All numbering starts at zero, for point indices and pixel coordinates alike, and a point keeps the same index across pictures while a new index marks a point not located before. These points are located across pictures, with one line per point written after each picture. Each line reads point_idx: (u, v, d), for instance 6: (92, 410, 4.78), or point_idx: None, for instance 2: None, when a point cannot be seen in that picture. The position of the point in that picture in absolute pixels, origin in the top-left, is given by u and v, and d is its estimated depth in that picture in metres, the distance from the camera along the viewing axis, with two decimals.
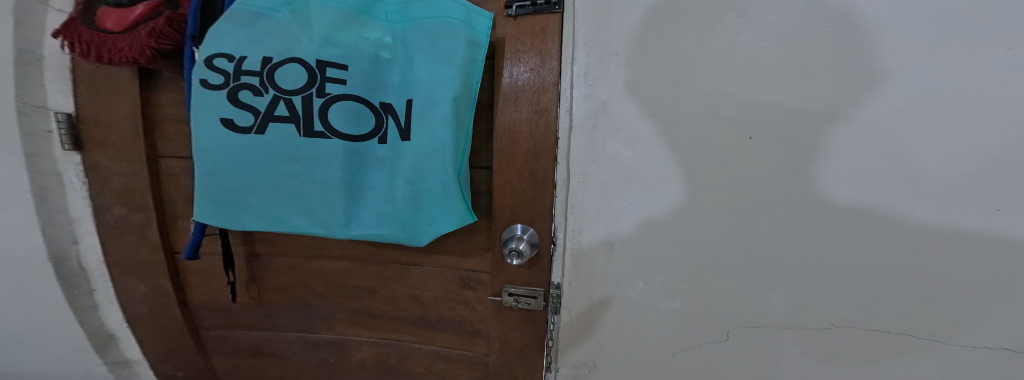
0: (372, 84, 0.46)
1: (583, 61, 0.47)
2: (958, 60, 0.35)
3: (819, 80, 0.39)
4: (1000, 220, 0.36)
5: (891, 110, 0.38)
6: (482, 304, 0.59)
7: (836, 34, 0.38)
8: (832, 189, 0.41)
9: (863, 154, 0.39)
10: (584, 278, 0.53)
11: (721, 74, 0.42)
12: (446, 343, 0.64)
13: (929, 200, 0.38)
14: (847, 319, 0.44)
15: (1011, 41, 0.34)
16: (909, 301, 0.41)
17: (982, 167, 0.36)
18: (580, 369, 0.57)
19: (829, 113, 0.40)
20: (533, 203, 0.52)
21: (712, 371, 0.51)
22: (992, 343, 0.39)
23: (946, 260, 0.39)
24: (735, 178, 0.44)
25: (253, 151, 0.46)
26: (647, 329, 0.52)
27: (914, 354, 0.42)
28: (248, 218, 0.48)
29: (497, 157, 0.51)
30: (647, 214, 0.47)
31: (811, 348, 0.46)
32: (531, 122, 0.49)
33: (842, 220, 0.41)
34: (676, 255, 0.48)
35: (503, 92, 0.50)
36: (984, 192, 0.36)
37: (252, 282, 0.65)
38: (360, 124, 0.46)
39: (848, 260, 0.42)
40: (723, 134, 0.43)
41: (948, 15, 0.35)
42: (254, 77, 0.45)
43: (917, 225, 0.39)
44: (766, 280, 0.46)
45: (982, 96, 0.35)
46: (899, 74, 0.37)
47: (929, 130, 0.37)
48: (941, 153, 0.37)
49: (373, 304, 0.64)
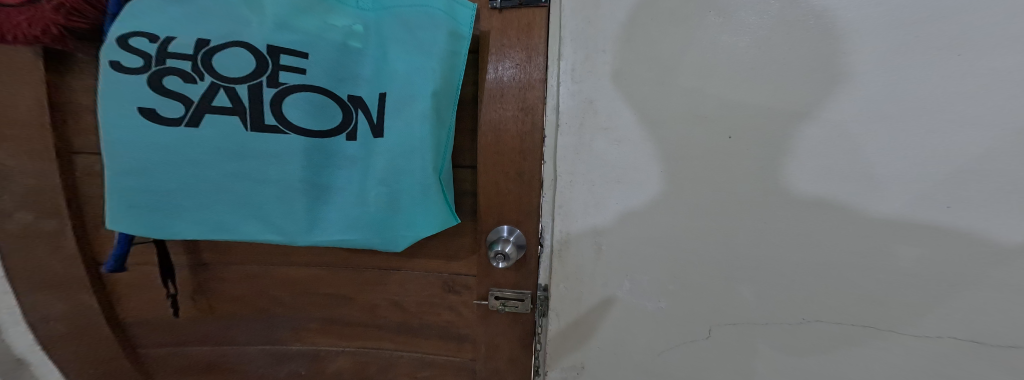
0: (339, 75, 0.44)
1: (570, 57, 0.46)
2: (920, 63, 0.36)
3: (794, 79, 0.40)
4: (953, 216, 0.38)
5: (851, 106, 0.39)
6: (467, 308, 0.59)
7: (801, 40, 0.39)
8: (789, 187, 0.42)
9: (830, 153, 0.40)
10: (571, 279, 0.52)
11: (702, 74, 0.42)
12: (431, 350, 0.62)
13: (890, 199, 0.39)
14: (821, 313, 0.44)
15: (968, 45, 0.35)
16: (881, 296, 0.42)
17: (943, 169, 0.37)
18: (569, 371, 0.56)
19: (790, 110, 0.40)
20: (520, 204, 0.51)
21: (698, 368, 0.51)
22: (945, 332, 0.41)
23: (905, 256, 0.40)
24: (717, 178, 0.44)
25: (186, 146, 0.43)
26: (636, 329, 0.51)
27: (881, 346, 0.43)
28: (183, 225, 0.45)
29: (483, 156, 0.50)
30: (625, 207, 0.47)
31: (788, 345, 0.47)
32: (518, 120, 0.49)
33: (812, 214, 0.42)
34: (661, 253, 0.48)
35: (489, 89, 0.49)
36: (943, 189, 0.38)
37: (197, 294, 0.62)
38: (323, 118, 0.44)
39: (819, 256, 0.43)
40: (707, 133, 0.43)
41: (916, 18, 0.36)
42: (186, 62, 0.41)
43: (880, 218, 0.40)
44: (730, 275, 0.46)
45: (943, 97, 0.36)
46: (862, 72, 0.38)
47: (897, 130, 0.38)
48: (910, 154, 0.38)
49: (350, 311, 0.62)
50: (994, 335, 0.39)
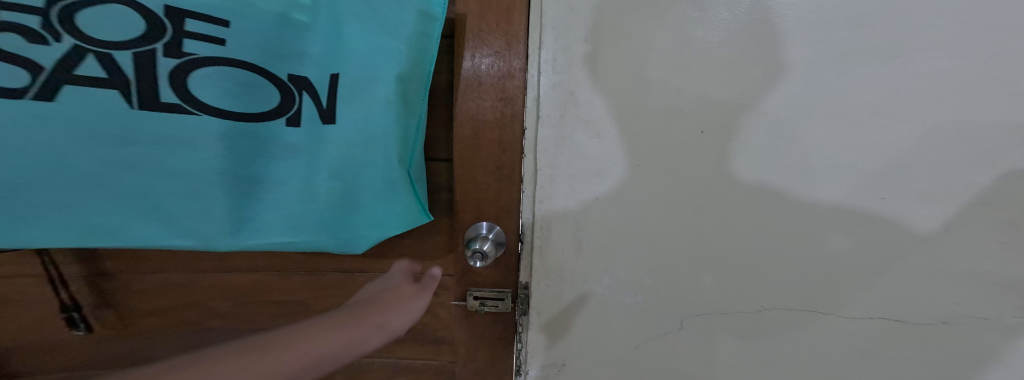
0: (277, 52, 0.37)
1: (551, 45, 0.45)
2: (863, 64, 0.37)
3: (760, 75, 0.40)
4: (886, 207, 0.40)
5: (788, 98, 0.40)
6: (444, 309, 0.58)
7: (767, 37, 0.39)
8: (735, 169, 0.43)
9: (761, 148, 0.42)
10: (552, 277, 0.51)
11: (677, 67, 0.42)
12: (406, 354, 0.62)
13: (822, 189, 0.41)
14: (775, 300, 0.46)
15: (901, 51, 0.36)
16: (827, 282, 0.44)
17: (878, 162, 0.39)
18: (550, 369, 0.55)
19: (732, 104, 0.41)
20: (499, 199, 0.50)
21: (673, 361, 0.51)
22: (873, 312, 0.43)
23: (834, 243, 0.42)
24: (680, 175, 0.44)
25: (26, 125, 0.30)
26: (615, 324, 0.51)
27: (812, 327, 0.46)
28: (40, 230, 0.34)
29: (460, 149, 0.49)
30: (593, 196, 0.47)
31: (738, 332, 0.48)
32: (497, 111, 0.48)
33: (747, 200, 0.44)
34: (638, 247, 0.48)
35: (464, 78, 0.47)
36: (876, 183, 0.39)
37: (100, 308, 0.56)
38: (252, 99, 0.37)
39: (784, 247, 0.44)
40: (682, 127, 0.43)
41: (863, 18, 0.36)
42: (31, 15, 0.29)
43: (829, 207, 0.41)
44: (700, 264, 0.47)
45: (880, 92, 0.37)
46: (808, 68, 0.39)
47: (832, 127, 0.39)
48: (868, 148, 0.39)
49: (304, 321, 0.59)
50: (919, 313, 0.41)
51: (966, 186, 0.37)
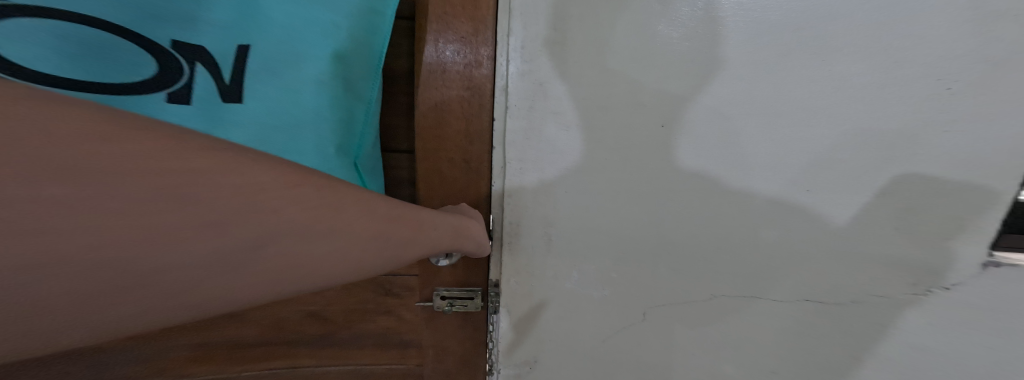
0: (162, 14, 0.32)
1: (520, 33, 0.43)
2: (806, 64, 0.40)
3: (715, 72, 0.41)
4: (810, 197, 0.42)
5: (734, 95, 0.41)
6: (410, 311, 0.57)
7: (723, 34, 0.40)
8: (685, 160, 0.44)
9: (709, 144, 0.43)
10: (523, 273, 0.51)
11: (641, 61, 0.42)
12: (367, 360, 0.60)
13: (760, 182, 0.43)
14: (723, 289, 0.47)
15: (838, 53, 0.39)
16: (771, 269, 0.45)
17: (807, 156, 0.41)
18: (521, 367, 0.55)
19: (685, 98, 0.42)
20: (467, 193, 0.49)
21: (638, 353, 0.53)
22: (803, 295, 0.45)
23: (771, 233, 0.44)
24: (641, 168, 0.45)
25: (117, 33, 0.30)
26: (584, 317, 0.52)
27: (749, 312, 0.48)
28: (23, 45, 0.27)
29: (424, 141, 0.47)
30: (562, 189, 0.47)
31: (692, 322, 0.50)
32: (463, 101, 0.46)
33: (695, 189, 0.44)
34: (604, 240, 0.48)
35: (426, 66, 0.44)
36: (811, 175, 0.41)
37: None
38: (114, 66, 0.30)
39: (732, 236, 0.45)
40: (647, 121, 0.43)
41: (807, 19, 0.39)
42: None
43: (765, 198, 0.43)
44: (660, 255, 0.47)
45: (816, 89, 0.40)
46: (759, 65, 0.40)
47: (774, 125, 0.41)
48: (816, 142, 0.41)
49: (245, 332, 0.58)
50: (833, 294, 0.44)
51: (878, 177, 0.40)
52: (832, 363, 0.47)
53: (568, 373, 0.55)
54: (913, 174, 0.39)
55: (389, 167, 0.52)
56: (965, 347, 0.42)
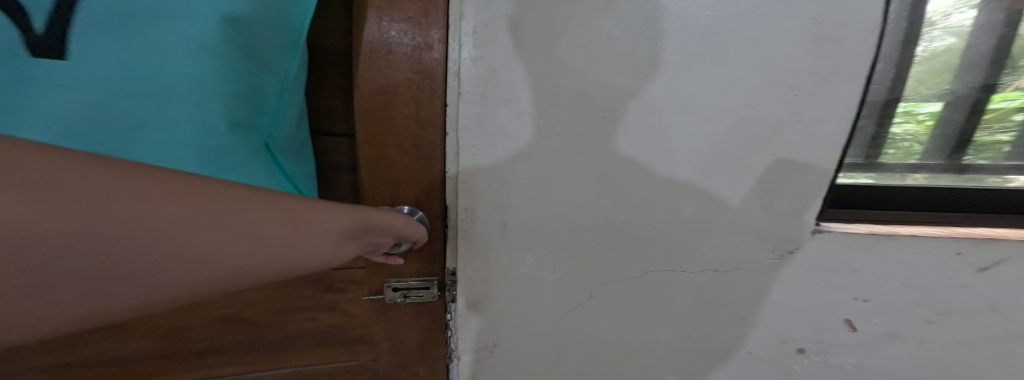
0: None
1: (472, 18, 0.42)
2: (731, 64, 0.44)
3: (653, 68, 0.44)
4: (711, 181, 0.48)
5: (669, 90, 0.45)
6: (357, 306, 0.56)
7: (660, 32, 0.43)
8: (623, 149, 0.47)
9: (646, 135, 0.46)
10: (479, 260, 0.51)
11: (587, 54, 0.44)
12: (313, 360, 0.58)
13: (685, 168, 0.48)
14: (654, 265, 0.53)
15: (757, 56, 0.43)
16: (686, 245, 0.52)
17: (724, 145, 0.47)
18: (480, 352, 0.57)
19: (625, 91, 0.45)
20: (418, 181, 0.47)
21: (585, 329, 0.57)
22: (715, 265, 0.52)
23: (686, 210, 0.50)
24: (586, 157, 0.47)
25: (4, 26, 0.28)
26: (537, 299, 0.54)
27: (671, 282, 0.54)
28: None
29: (367, 124, 0.44)
30: (516, 176, 0.48)
31: (629, 297, 0.55)
32: (412, 84, 0.43)
33: (634, 175, 0.48)
34: (553, 223, 0.50)
35: (370, 46, 0.41)
36: (727, 163, 0.47)
37: None
38: None
39: (655, 213, 0.50)
40: (589, 112, 0.46)
41: (730, 22, 0.42)
42: None
43: (685, 180, 0.48)
44: (602, 236, 0.51)
45: (736, 88, 0.44)
46: (689, 63, 0.44)
47: (696, 118, 0.46)
48: (733, 134, 0.46)
49: (164, 342, 0.54)
50: (722, 262, 0.52)
51: (780, 163, 0.47)
52: (735, 322, 0.55)
53: (524, 352, 0.58)
54: (805, 163, 0.47)
55: (327, 152, 0.49)
56: (833, 301, 0.52)
